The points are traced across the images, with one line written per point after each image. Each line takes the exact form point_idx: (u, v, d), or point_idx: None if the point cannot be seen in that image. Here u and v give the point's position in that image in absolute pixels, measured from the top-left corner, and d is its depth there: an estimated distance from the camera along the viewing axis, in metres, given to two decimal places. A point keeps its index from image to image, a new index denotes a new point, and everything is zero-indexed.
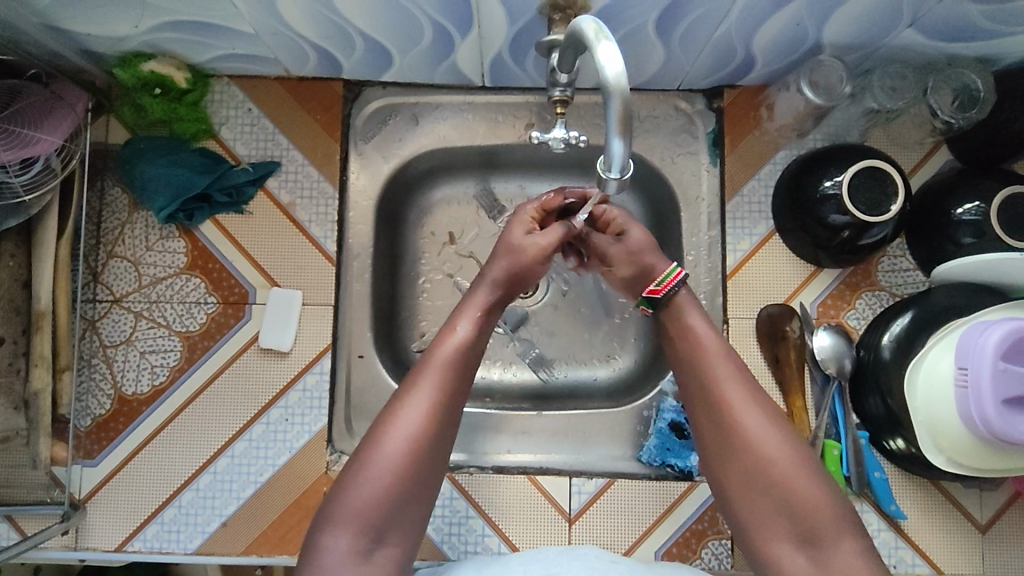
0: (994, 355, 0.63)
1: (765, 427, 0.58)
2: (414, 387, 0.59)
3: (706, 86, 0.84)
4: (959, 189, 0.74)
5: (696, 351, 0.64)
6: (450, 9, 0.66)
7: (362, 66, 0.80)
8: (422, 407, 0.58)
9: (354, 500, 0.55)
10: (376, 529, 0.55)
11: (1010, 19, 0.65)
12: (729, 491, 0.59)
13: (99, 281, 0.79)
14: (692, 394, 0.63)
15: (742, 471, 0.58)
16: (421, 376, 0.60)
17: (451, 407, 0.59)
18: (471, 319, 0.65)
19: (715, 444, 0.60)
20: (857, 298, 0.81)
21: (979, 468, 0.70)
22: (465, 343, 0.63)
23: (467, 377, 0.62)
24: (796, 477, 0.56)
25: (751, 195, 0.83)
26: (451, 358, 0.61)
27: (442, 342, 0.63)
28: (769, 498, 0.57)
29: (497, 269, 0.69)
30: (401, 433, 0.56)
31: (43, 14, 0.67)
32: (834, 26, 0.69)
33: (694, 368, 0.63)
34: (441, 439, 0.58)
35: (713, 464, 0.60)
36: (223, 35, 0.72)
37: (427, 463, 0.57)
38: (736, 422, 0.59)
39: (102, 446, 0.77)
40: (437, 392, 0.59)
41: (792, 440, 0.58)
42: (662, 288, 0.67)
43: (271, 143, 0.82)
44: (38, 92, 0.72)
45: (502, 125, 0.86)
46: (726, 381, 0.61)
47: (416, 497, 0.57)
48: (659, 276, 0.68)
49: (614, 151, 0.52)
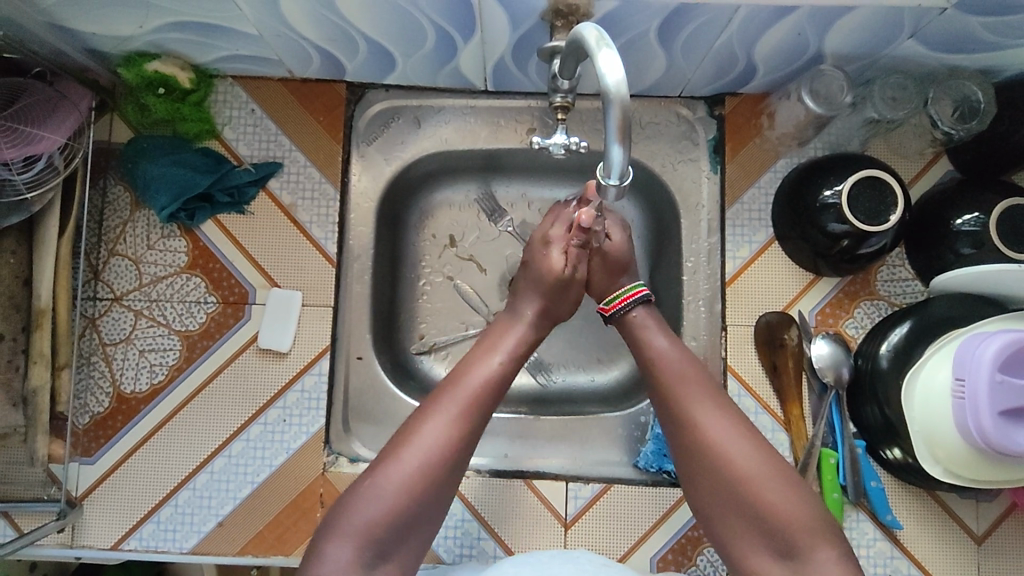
0: (991, 367, 0.63)
1: (754, 450, 0.59)
2: (437, 407, 0.60)
3: (708, 94, 0.84)
4: (960, 200, 0.75)
5: (668, 368, 0.65)
6: (453, 15, 0.66)
7: (365, 69, 0.80)
8: (441, 430, 0.58)
9: (363, 515, 0.55)
10: (383, 544, 0.55)
11: (1011, 32, 0.65)
12: (710, 508, 0.60)
13: (100, 280, 0.79)
14: (665, 411, 0.64)
15: (717, 488, 0.60)
16: (444, 397, 0.61)
17: (473, 430, 0.60)
18: (504, 349, 0.67)
19: (696, 463, 0.61)
20: (856, 307, 0.81)
21: (976, 479, 0.70)
22: (496, 370, 0.64)
23: (494, 401, 0.63)
24: (774, 495, 0.58)
25: (751, 203, 0.83)
26: (482, 382, 0.62)
27: (472, 370, 0.63)
28: (748, 515, 0.58)
29: (529, 306, 0.72)
30: (421, 451, 0.57)
31: (48, 13, 0.67)
32: (835, 36, 0.69)
33: (663, 385, 0.64)
34: (460, 460, 0.59)
35: (691, 480, 0.61)
36: (227, 36, 0.72)
37: (443, 482, 0.58)
38: (711, 439, 0.60)
39: (99, 444, 0.77)
40: (465, 414, 0.60)
41: (774, 461, 0.59)
42: (610, 307, 0.72)
43: (273, 143, 0.82)
44: (42, 91, 0.73)
45: (504, 130, 0.86)
46: (702, 399, 0.62)
47: (426, 515, 0.57)
48: (611, 295, 0.73)
49: (613, 157, 0.52)
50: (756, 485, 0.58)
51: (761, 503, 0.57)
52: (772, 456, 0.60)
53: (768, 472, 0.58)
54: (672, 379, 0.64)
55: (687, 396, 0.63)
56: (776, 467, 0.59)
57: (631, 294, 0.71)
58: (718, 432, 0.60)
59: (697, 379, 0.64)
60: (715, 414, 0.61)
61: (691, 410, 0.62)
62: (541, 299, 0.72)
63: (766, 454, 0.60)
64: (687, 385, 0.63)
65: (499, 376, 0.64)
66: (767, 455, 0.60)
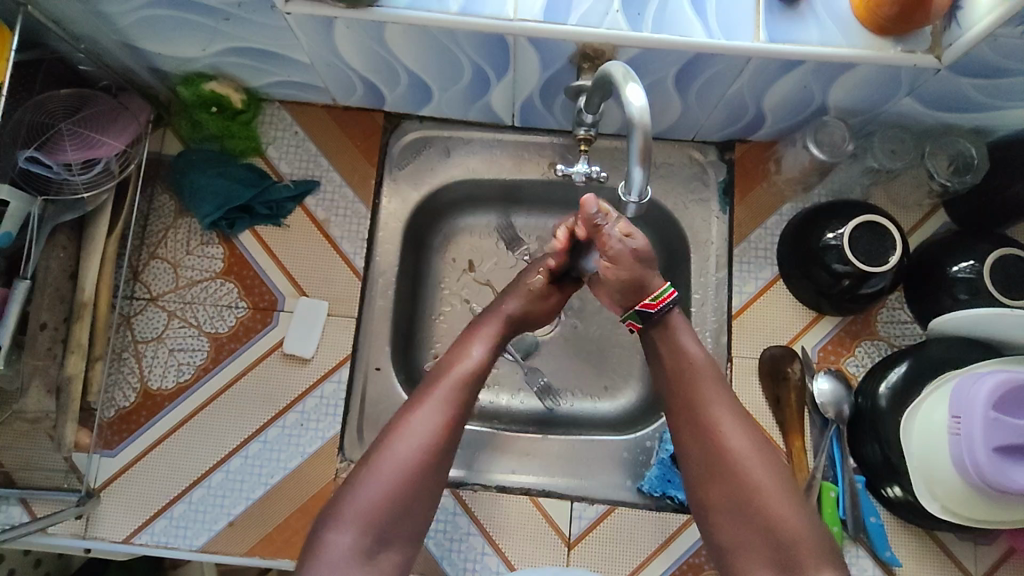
0: (986, 404, 0.66)
1: (756, 462, 0.63)
2: (424, 397, 0.65)
3: (719, 139, 0.90)
4: (957, 249, 0.79)
5: (692, 379, 0.68)
6: (491, 55, 0.73)
7: (404, 100, 0.86)
8: (428, 418, 0.63)
9: (361, 500, 0.59)
10: (381, 531, 0.59)
11: (1001, 95, 0.71)
12: (715, 515, 0.63)
13: (139, 280, 0.84)
14: (684, 416, 0.67)
15: (727, 495, 0.62)
16: (431, 388, 0.65)
17: (457, 417, 0.65)
18: (483, 339, 0.72)
19: (706, 473, 0.64)
20: (857, 346, 0.85)
21: (973, 518, 0.72)
22: (477, 360, 0.69)
23: (477, 390, 0.68)
24: (785, 509, 0.60)
25: (758, 242, 0.87)
26: (463, 373, 0.67)
27: (456, 360, 0.68)
28: (748, 522, 0.60)
29: (511, 305, 0.76)
30: (411, 438, 0.61)
31: (123, 33, 0.74)
32: (837, 91, 0.75)
33: (686, 390, 0.67)
34: (445, 448, 0.63)
35: (703, 485, 0.64)
36: (282, 64, 0.79)
37: (430, 472, 0.61)
38: (728, 448, 0.63)
39: (122, 437, 0.80)
40: (448, 403, 0.64)
41: (781, 473, 0.62)
42: (656, 304, 0.71)
43: (312, 163, 0.88)
44: (107, 102, 0.79)
45: (528, 163, 0.91)
46: (722, 411, 0.65)
47: (419, 503, 0.61)
48: (654, 291, 0.71)
49: (634, 178, 0.57)
50: (769, 501, 0.60)
51: (768, 516, 0.60)
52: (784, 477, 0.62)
53: (779, 490, 0.61)
54: (695, 386, 0.67)
55: (707, 404, 0.66)
56: (784, 482, 0.62)
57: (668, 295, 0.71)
58: (735, 444, 0.63)
59: (714, 386, 0.67)
60: (726, 428, 0.64)
61: (710, 423, 0.65)
62: (524, 300, 0.76)
63: (774, 472, 0.62)
64: (707, 392, 0.67)
65: (478, 369, 0.68)
66: (780, 472, 0.62)
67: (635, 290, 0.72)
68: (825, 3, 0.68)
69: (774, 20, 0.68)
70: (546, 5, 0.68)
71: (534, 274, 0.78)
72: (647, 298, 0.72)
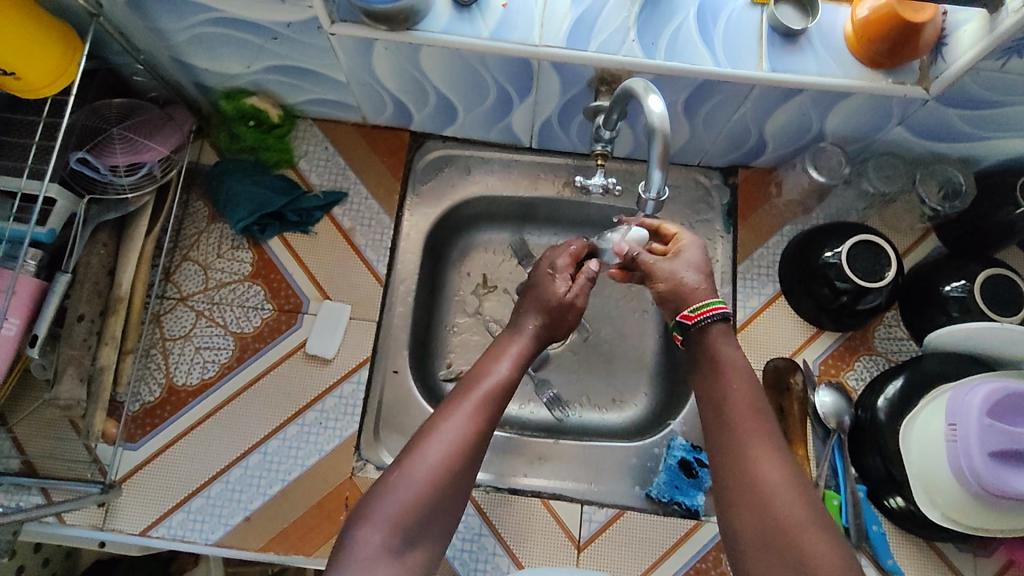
0: (980, 411, 0.70)
1: (788, 487, 0.59)
2: (453, 407, 0.66)
3: (723, 164, 0.96)
4: (948, 270, 0.84)
5: (730, 402, 0.65)
6: (517, 78, 0.79)
7: (430, 120, 0.92)
8: (457, 428, 0.64)
9: (389, 505, 0.59)
10: (407, 532, 0.58)
11: (985, 126, 0.78)
12: (744, 542, 0.59)
13: (170, 280, 0.87)
14: (718, 440, 0.65)
15: (761, 527, 0.58)
16: (460, 401, 0.66)
17: (485, 430, 0.65)
18: (510, 357, 0.73)
19: (738, 500, 0.60)
20: (856, 361, 0.88)
21: (972, 526, 0.74)
22: (504, 376, 0.71)
23: (502, 405, 0.69)
24: (815, 541, 0.55)
25: (760, 260, 0.92)
26: (490, 387, 0.68)
27: (483, 377, 0.70)
28: (781, 552, 0.56)
29: (533, 322, 0.78)
30: (440, 445, 0.62)
31: (175, 49, 0.80)
32: (834, 119, 0.81)
33: (724, 412, 0.65)
34: (472, 458, 0.63)
35: (733, 512, 0.60)
36: (320, 82, 0.86)
37: (456, 480, 0.62)
38: (761, 475, 0.60)
39: (145, 431, 0.82)
40: (476, 413, 0.65)
41: (810, 502, 0.58)
42: (693, 316, 0.70)
43: (341, 176, 0.93)
44: (153, 112, 0.85)
45: (543, 181, 0.97)
46: (755, 436, 0.62)
47: (443, 512, 0.61)
48: (694, 304, 0.71)
49: (654, 179, 0.62)
50: (799, 528, 0.56)
51: (800, 542, 0.55)
52: (813, 504, 0.58)
53: (808, 518, 0.57)
54: (727, 409, 0.65)
55: (738, 429, 0.63)
56: (814, 512, 0.57)
57: (716, 307, 0.70)
58: (767, 468, 0.60)
59: (745, 412, 0.64)
60: (757, 452, 0.61)
61: (745, 450, 0.62)
62: (545, 320, 0.78)
63: (804, 498, 0.58)
64: (745, 419, 0.64)
65: (506, 384, 0.70)
66: (814, 506, 0.58)
67: (672, 306, 0.73)
68: (821, 37, 0.75)
69: (776, 53, 0.74)
70: (568, 32, 0.74)
71: (561, 286, 0.80)
72: (687, 310, 0.72)
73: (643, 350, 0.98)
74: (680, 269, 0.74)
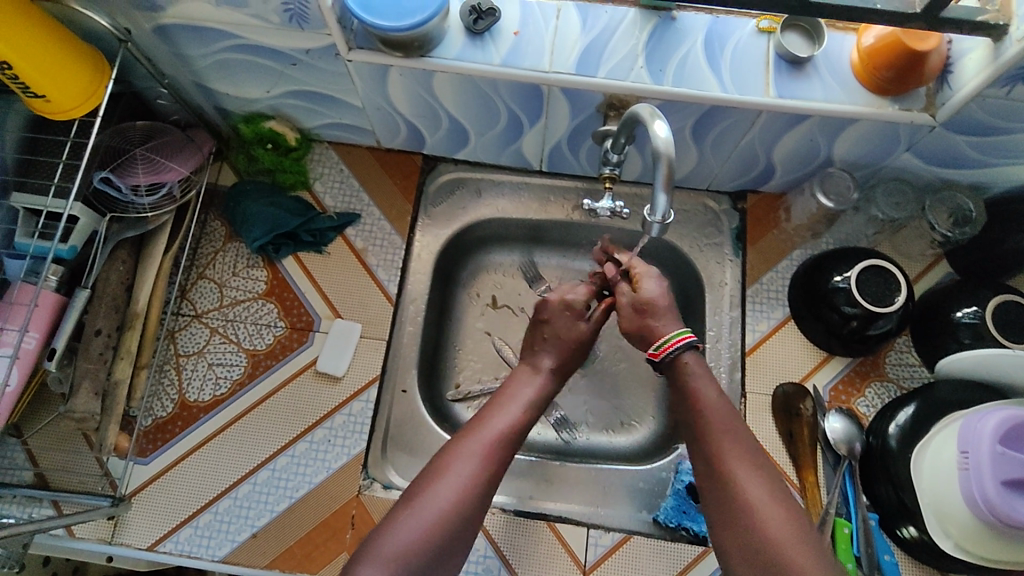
0: (991, 437, 0.69)
1: (771, 502, 0.59)
2: (461, 448, 0.64)
3: (732, 189, 0.97)
4: (960, 296, 0.83)
5: (707, 419, 0.65)
6: (527, 103, 0.81)
7: (442, 144, 0.94)
8: (465, 471, 0.62)
9: (391, 544, 0.57)
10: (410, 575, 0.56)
11: (995, 152, 0.78)
12: (735, 565, 0.58)
13: (186, 298, 0.89)
14: (700, 456, 0.64)
15: (750, 549, 0.57)
16: (466, 439, 0.65)
17: (494, 474, 0.64)
18: (523, 397, 0.71)
19: (727, 519, 0.60)
20: (867, 387, 0.88)
21: (988, 557, 0.73)
22: (516, 418, 0.69)
23: (514, 446, 0.67)
24: (802, 558, 0.55)
25: (769, 284, 0.92)
26: (503, 427, 0.67)
27: (494, 416, 0.68)
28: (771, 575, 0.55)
29: (549, 357, 0.76)
30: (448, 489, 0.61)
31: (198, 74, 0.84)
32: (842, 145, 0.82)
33: (701, 427, 0.65)
34: (486, 495, 0.63)
35: (721, 532, 0.60)
36: (336, 107, 0.88)
37: (471, 514, 0.61)
38: (742, 494, 0.59)
39: (156, 446, 0.83)
40: (486, 455, 0.64)
41: (800, 522, 0.57)
42: (658, 352, 0.70)
43: (355, 198, 0.95)
44: (175, 133, 0.88)
45: (553, 204, 0.98)
46: (733, 449, 0.62)
47: (450, 555, 0.59)
48: (659, 340, 0.71)
49: (658, 203, 0.63)
50: (786, 546, 0.56)
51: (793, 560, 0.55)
52: (799, 517, 0.58)
53: (796, 535, 0.56)
54: (707, 427, 0.64)
55: (722, 447, 0.63)
56: (801, 528, 0.57)
57: (680, 339, 0.69)
58: (750, 488, 0.60)
59: (726, 427, 0.64)
60: (739, 469, 0.61)
61: (727, 468, 0.61)
62: (560, 353, 0.77)
63: (792, 514, 0.58)
64: (726, 436, 0.63)
65: (521, 420, 0.69)
66: (801, 523, 0.58)
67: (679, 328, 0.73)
68: (828, 65, 0.76)
69: (783, 80, 0.75)
70: (578, 59, 0.76)
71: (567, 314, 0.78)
72: (654, 347, 0.71)
73: (651, 373, 0.98)
74: (642, 311, 0.73)
